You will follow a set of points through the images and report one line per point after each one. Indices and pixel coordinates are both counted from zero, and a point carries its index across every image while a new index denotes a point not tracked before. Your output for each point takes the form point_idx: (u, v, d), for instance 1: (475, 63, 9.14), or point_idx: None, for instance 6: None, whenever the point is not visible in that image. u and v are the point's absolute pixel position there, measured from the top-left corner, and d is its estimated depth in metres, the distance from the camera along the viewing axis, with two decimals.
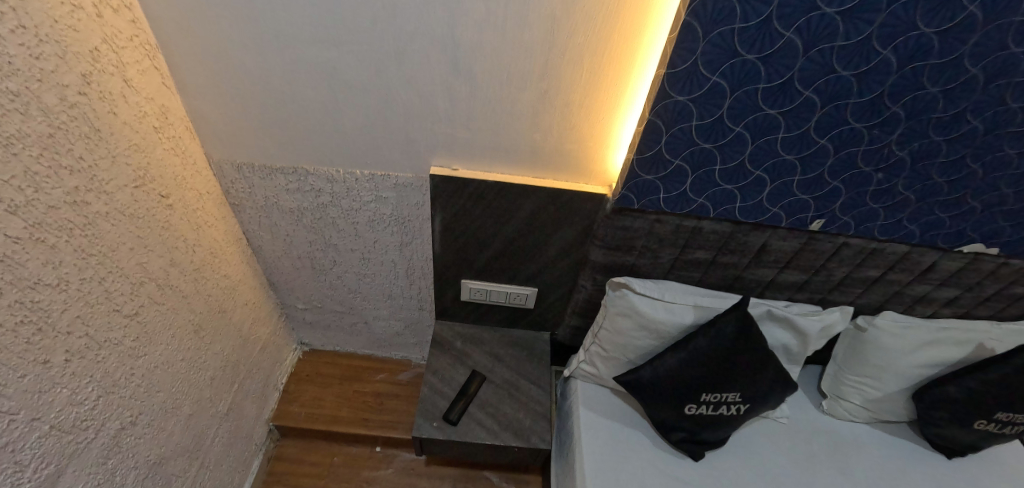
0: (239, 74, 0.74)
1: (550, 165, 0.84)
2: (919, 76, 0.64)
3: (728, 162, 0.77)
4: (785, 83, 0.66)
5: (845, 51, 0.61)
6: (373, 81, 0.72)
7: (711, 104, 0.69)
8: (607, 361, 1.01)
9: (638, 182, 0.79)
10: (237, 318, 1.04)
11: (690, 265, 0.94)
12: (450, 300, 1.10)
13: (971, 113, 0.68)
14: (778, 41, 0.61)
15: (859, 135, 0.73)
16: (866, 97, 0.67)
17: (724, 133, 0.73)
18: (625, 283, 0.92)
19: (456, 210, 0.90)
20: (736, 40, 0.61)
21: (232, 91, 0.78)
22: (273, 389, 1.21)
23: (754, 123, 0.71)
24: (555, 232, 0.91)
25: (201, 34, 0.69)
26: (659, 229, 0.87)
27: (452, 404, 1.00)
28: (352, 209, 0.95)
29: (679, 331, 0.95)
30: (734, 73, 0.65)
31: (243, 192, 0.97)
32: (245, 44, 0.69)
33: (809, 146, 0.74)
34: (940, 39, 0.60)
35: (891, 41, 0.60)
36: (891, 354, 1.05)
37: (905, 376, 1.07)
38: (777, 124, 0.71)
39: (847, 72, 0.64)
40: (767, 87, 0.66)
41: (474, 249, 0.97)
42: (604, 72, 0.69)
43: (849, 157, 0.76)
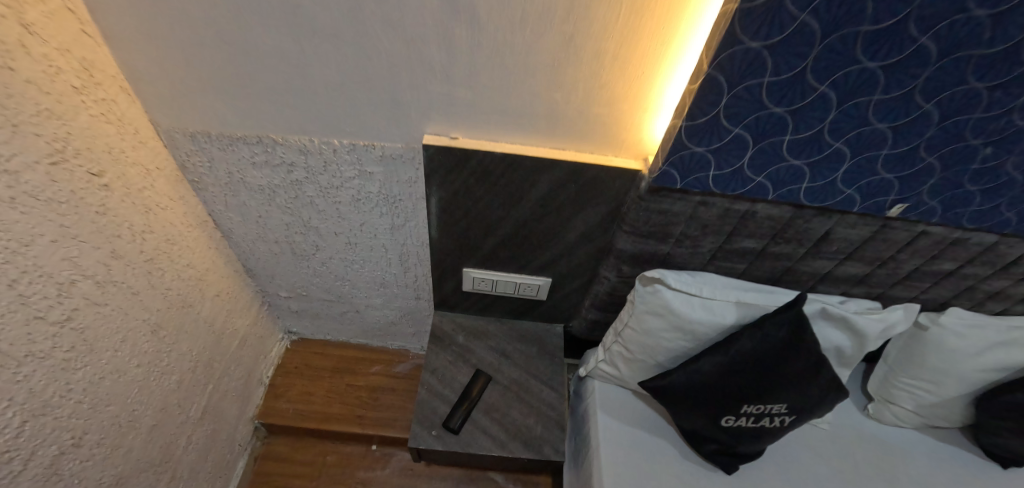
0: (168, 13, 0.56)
1: (573, 132, 0.67)
2: None
3: (801, 132, 0.60)
4: (896, 25, 0.47)
5: None
6: (345, 23, 0.55)
7: (793, 53, 0.51)
8: (631, 364, 0.86)
9: (684, 155, 0.62)
10: (206, 312, 0.91)
11: (735, 255, 0.79)
12: (450, 290, 0.95)
13: None
14: None
15: (978, 99, 0.55)
16: (996, 48, 0.49)
17: (803, 93, 0.55)
18: (659, 277, 0.77)
19: (454, 190, 0.74)
20: None
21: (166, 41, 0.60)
22: (252, 383, 1.10)
23: (846, 81, 0.54)
24: (574, 216, 0.75)
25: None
26: (703, 213, 0.71)
27: (453, 410, 0.88)
28: (331, 187, 0.79)
29: (719, 333, 0.80)
30: (833, 9, 0.47)
31: (200, 166, 0.81)
32: None
33: (910, 112, 0.57)
34: None
35: None
36: (957, 358, 0.92)
37: (969, 381, 0.94)
38: (874, 82, 0.54)
39: (982, 12, 0.46)
40: (875, 29, 0.48)
41: (476, 235, 0.81)
42: (652, 8, 0.50)
43: (956, 127, 0.59)
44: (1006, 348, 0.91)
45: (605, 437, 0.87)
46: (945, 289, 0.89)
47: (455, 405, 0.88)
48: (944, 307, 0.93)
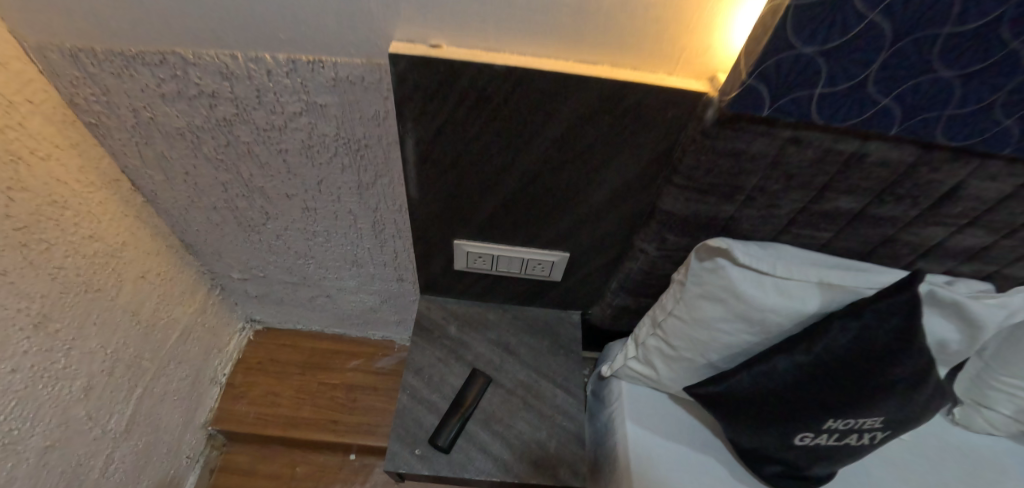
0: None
1: (617, 29, 0.43)
2: None
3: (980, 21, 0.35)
4: None
5: None
6: None
7: None
8: (673, 364, 0.66)
9: (781, 62, 0.39)
10: (125, 299, 0.71)
11: (823, 219, 0.58)
12: (438, 269, 0.74)
13: None
14: None
15: None
16: None
17: None
18: (722, 249, 0.54)
19: (438, 126, 0.51)
20: None
21: None
22: (200, 382, 0.91)
23: None
24: (608, 163, 0.54)
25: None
26: (792, 156, 0.49)
27: (442, 422, 0.67)
28: (271, 128, 0.58)
29: (795, 324, 0.60)
30: None
31: (90, 101, 0.57)
32: None
33: None
34: None
35: None
36: None
37: None
38: None
39: None
40: None
41: (469, 195, 0.60)
42: None
43: None
44: None
45: (636, 457, 0.67)
46: None
47: (444, 416, 0.68)
48: None
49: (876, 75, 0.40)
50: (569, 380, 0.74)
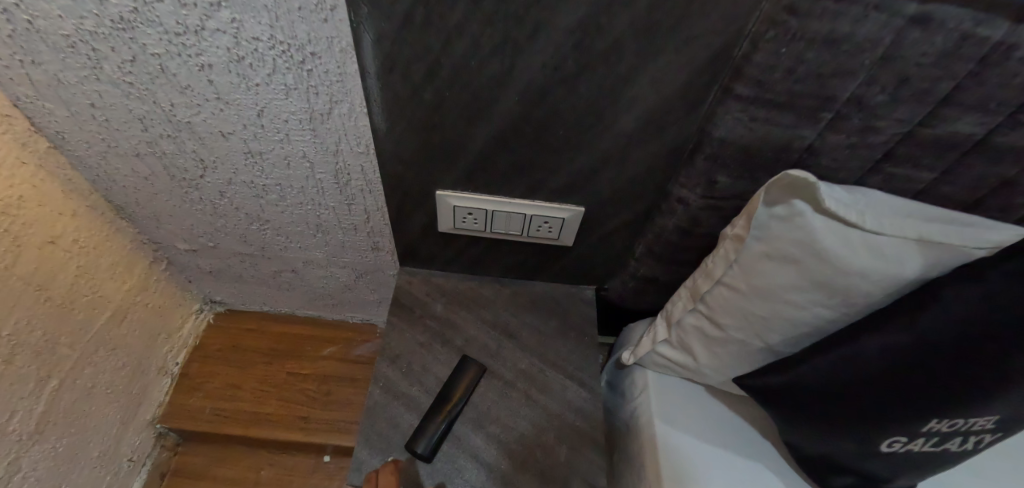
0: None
1: None
2: None
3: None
4: None
5: None
6: None
7: None
8: (717, 348, 0.52)
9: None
10: (29, 269, 0.57)
11: (934, 152, 0.42)
12: (419, 232, 0.60)
13: None
14: None
15: None
16: None
17: None
18: (799, 188, 0.39)
19: (405, 10, 0.35)
20: None
21: None
22: (143, 372, 0.77)
23: None
24: (642, 67, 0.38)
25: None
26: (920, 49, 0.33)
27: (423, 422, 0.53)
28: (184, 30, 0.42)
29: (888, 295, 0.45)
30: None
31: None
32: None
33: None
34: None
35: None
36: None
37: None
38: None
39: None
40: None
41: (452, 123, 0.44)
42: None
43: None
44: None
45: (667, 466, 0.51)
46: None
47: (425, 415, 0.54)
48: None
49: None
50: (582, 370, 0.60)
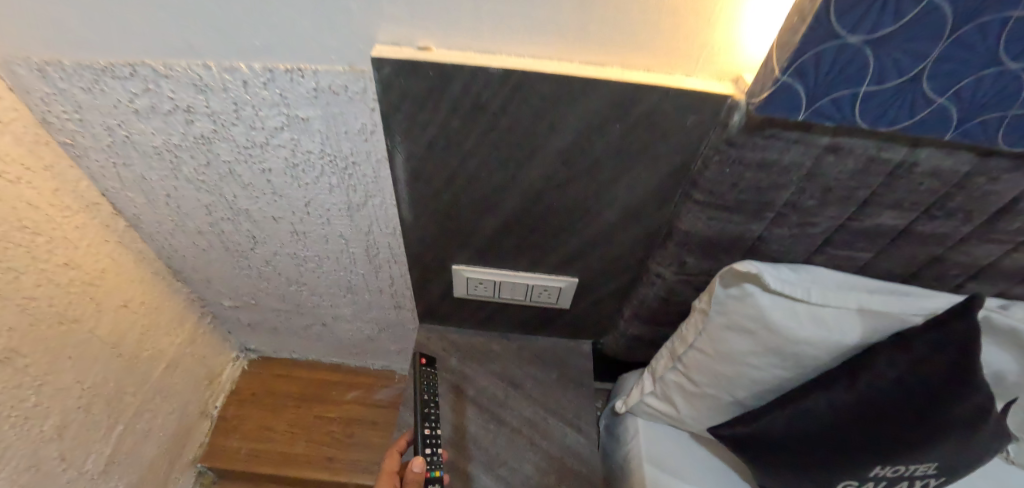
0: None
1: (618, 26, 0.39)
2: None
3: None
4: None
5: None
6: None
7: None
8: (696, 400, 0.59)
9: (921, 5, 0.31)
10: (103, 329, 0.67)
11: (864, 237, 0.52)
12: (436, 298, 0.69)
13: None
14: None
15: None
16: None
17: None
18: (750, 275, 0.48)
19: (430, 138, 0.46)
20: None
21: None
22: (189, 416, 0.86)
23: None
24: (620, 179, 0.48)
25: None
26: (830, 166, 0.43)
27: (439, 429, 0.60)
28: (252, 145, 0.53)
29: (835, 356, 0.53)
30: None
31: (63, 119, 0.54)
32: None
33: None
34: None
35: None
36: None
37: None
38: None
39: None
40: None
41: (465, 216, 0.54)
42: None
43: None
44: None
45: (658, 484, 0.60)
46: None
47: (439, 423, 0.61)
48: None
49: (935, 70, 0.35)
50: (580, 417, 0.67)
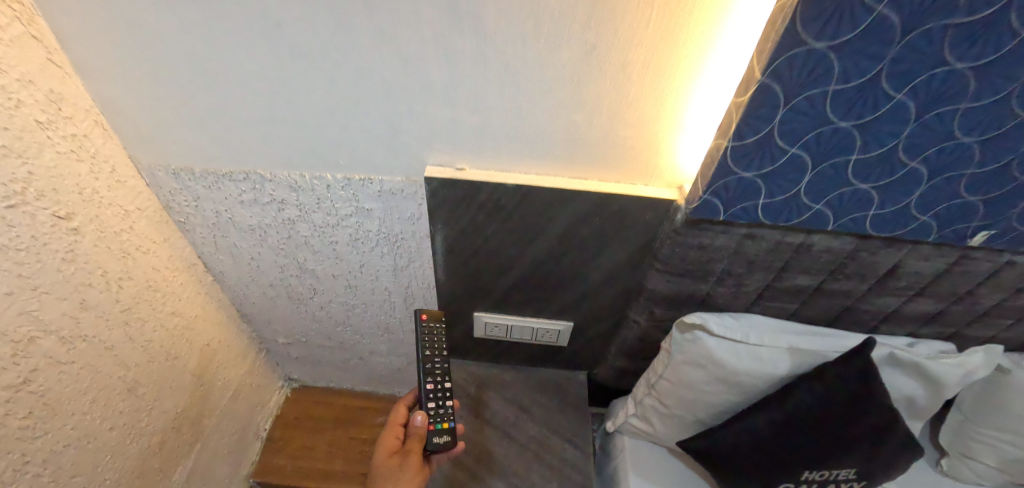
0: (138, 33, 0.51)
1: (593, 155, 0.59)
2: None
3: (983, 98, 0.47)
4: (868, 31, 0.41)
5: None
6: (366, 39, 0.49)
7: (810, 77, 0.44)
8: (668, 420, 0.76)
9: (787, 154, 0.51)
10: (193, 364, 0.83)
11: (787, 293, 0.69)
12: (460, 337, 0.87)
13: None
14: (862, 20, 0.40)
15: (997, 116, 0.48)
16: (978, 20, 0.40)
17: (818, 123, 0.48)
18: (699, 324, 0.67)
19: (462, 225, 0.66)
20: (800, 13, 0.40)
21: (146, 67, 0.55)
22: (247, 437, 1.01)
23: (847, 100, 0.46)
24: (601, 253, 0.67)
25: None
26: (749, 247, 0.61)
27: (445, 381, 0.73)
28: (327, 226, 0.72)
29: (769, 384, 0.70)
30: (796, 68, 0.44)
31: (184, 207, 0.74)
32: None
33: (900, 129, 0.49)
34: None
35: None
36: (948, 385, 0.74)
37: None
38: (876, 98, 0.46)
39: (917, 31, 0.41)
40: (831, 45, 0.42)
41: (486, 275, 0.74)
42: (667, 22, 0.45)
43: (959, 149, 0.51)
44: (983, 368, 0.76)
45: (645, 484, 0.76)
46: None
47: (446, 373, 0.73)
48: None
49: (808, 188, 0.54)
50: (577, 435, 0.83)
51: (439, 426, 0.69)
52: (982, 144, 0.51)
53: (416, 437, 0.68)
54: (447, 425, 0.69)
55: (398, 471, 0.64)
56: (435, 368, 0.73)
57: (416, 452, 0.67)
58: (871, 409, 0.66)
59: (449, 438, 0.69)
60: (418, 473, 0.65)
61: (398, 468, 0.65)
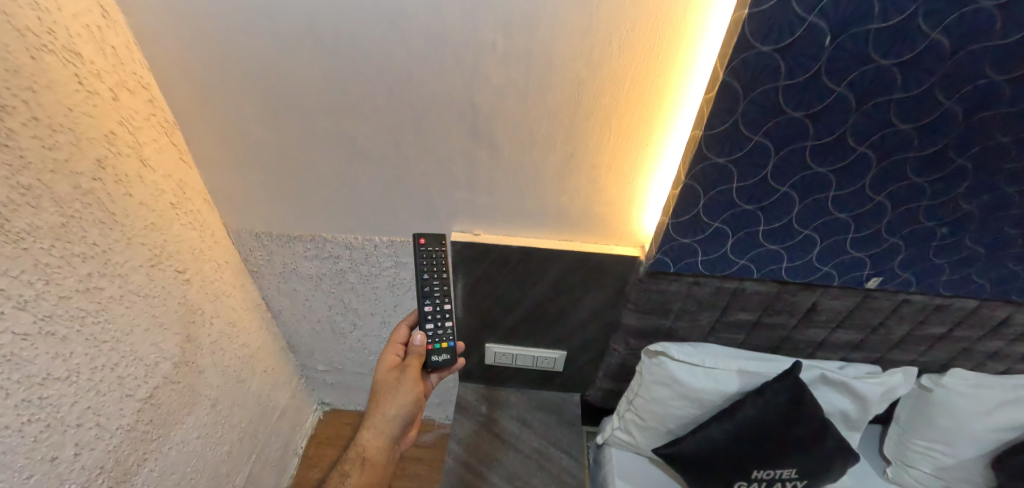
0: (264, 147, 0.78)
1: (576, 224, 0.84)
2: (886, 113, 0.60)
3: (845, 188, 0.68)
4: (751, 151, 0.63)
5: (790, 125, 0.61)
6: (415, 151, 0.75)
7: (718, 179, 0.66)
8: (645, 431, 0.94)
9: (713, 226, 0.73)
10: (255, 386, 1.01)
11: (733, 326, 0.88)
12: (474, 363, 1.08)
13: (955, 150, 0.64)
14: (746, 144, 0.62)
15: (858, 197, 0.69)
16: (827, 139, 0.62)
17: (731, 206, 0.70)
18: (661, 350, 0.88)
19: (478, 273, 0.90)
20: (703, 144, 0.62)
21: (254, 165, 0.80)
22: (288, 452, 1.18)
23: (748, 191, 0.68)
24: (585, 294, 0.90)
25: (196, 76, 0.69)
26: (696, 291, 0.83)
27: (443, 305, 0.79)
28: (371, 274, 0.96)
29: (723, 400, 0.89)
30: (707, 174, 0.66)
31: (259, 262, 0.96)
32: (291, 113, 0.72)
33: (790, 209, 0.70)
34: (815, 121, 0.61)
35: (811, 106, 0.59)
36: (873, 401, 0.91)
37: (949, 428, 0.97)
38: (770, 189, 0.68)
39: (785, 150, 0.63)
40: (728, 160, 0.64)
41: (496, 312, 0.97)
42: (618, 144, 0.71)
43: (836, 221, 0.72)
44: (900, 386, 0.93)
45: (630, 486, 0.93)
46: (945, 350, 0.94)
47: (444, 296, 0.79)
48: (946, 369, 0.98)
49: (734, 247, 0.76)
50: (571, 446, 1.01)
51: (438, 346, 0.77)
52: (853, 217, 0.72)
53: (415, 355, 0.78)
54: (445, 345, 0.78)
55: (397, 383, 0.76)
56: (433, 290, 0.78)
57: (414, 367, 0.77)
58: (797, 419, 0.85)
59: (447, 355, 0.78)
60: (416, 384, 0.77)
61: (397, 379, 0.77)
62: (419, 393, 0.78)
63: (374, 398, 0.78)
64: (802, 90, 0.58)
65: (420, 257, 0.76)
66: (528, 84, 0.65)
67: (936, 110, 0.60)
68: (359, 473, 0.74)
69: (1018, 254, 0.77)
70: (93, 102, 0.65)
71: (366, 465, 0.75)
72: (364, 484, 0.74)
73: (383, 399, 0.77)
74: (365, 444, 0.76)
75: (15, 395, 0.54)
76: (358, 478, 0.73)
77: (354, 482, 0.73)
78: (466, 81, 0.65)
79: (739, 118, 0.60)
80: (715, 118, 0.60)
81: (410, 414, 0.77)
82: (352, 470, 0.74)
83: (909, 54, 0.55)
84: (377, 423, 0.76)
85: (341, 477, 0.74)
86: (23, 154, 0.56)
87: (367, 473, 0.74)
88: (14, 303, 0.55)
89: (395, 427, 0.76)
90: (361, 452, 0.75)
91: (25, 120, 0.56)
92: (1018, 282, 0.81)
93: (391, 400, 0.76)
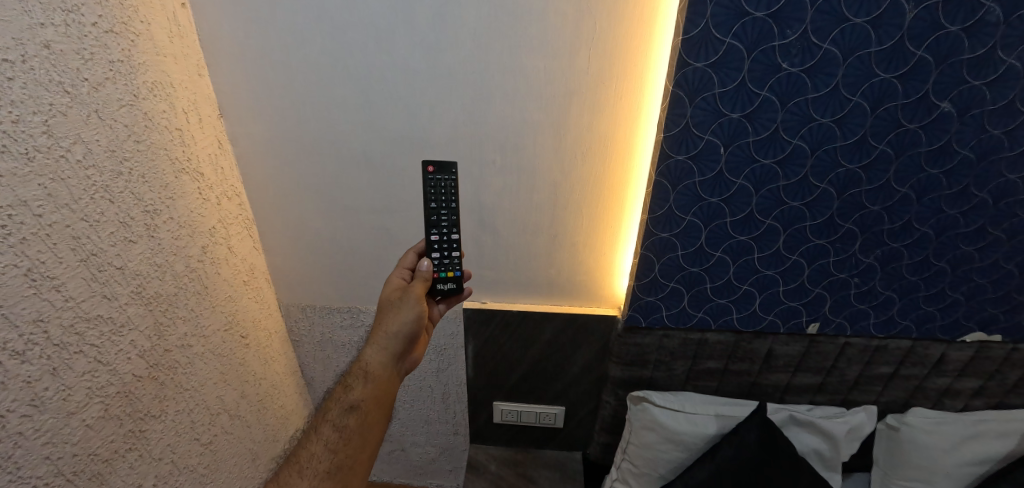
0: (321, 239, 1.04)
1: (565, 291, 1.03)
2: (778, 195, 0.83)
3: (764, 251, 0.90)
4: (685, 227, 0.87)
5: (709, 207, 0.85)
6: None
7: (666, 248, 0.89)
8: (638, 478, 1.06)
9: (670, 286, 0.94)
10: (286, 447, 1.13)
11: (705, 374, 1.05)
12: (483, 422, 1.21)
13: (840, 218, 0.86)
14: (681, 222, 0.86)
15: (779, 257, 0.90)
16: (739, 216, 0.86)
17: (680, 269, 0.92)
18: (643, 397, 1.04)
19: (485, 336, 1.07)
20: (650, 224, 0.86)
21: (312, 252, 1.06)
22: None
23: (691, 257, 0.90)
24: (576, 351, 1.07)
25: (280, 189, 0.97)
26: (667, 342, 1.01)
27: (449, 234, 0.78)
28: None
29: (705, 442, 1.01)
30: (657, 246, 0.89)
31: (304, 333, 1.17)
32: (345, 210, 0.99)
33: (727, 269, 0.92)
34: (728, 204, 0.84)
35: (720, 193, 0.83)
36: (839, 440, 1.02)
37: (923, 466, 1.05)
38: (707, 255, 0.90)
39: (711, 226, 0.87)
40: (669, 235, 0.87)
41: (502, 372, 1.12)
42: (592, 224, 0.94)
43: (766, 278, 0.93)
44: (863, 424, 1.04)
45: None
46: (900, 390, 1.07)
47: (451, 226, 0.78)
48: (908, 409, 1.09)
49: (690, 302, 0.96)
50: None
51: (444, 274, 0.79)
52: (778, 275, 0.92)
53: (421, 279, 0.78)
54: (451, 273, 0.80)
55: (402, 300, 0.76)
56: (441, 220, 0.78)
57: (419, 288, 0.77)
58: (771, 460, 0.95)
59: (452, 284, 0.80)
60: (420, 302, 0.77)
61: (402, 297, 0.77)
62: (424, 311, 0.77)
63: (378, 314, 0.78)
64: (709, 184, 0.82)
65: (428, 184, 0.77)
66: (519, 186, 0.90)
67: (816, 189, 0.83)
68: (363, 387, 0.74)
69: (926, 295, 0.95)
70: (204, 206, 0.86)
71: (369, 379, 0.75)
72: (367, 397, 0.74)
73: (386, 316, 0.77)
74: (368, 359, 0.76)
75: (126, 424, 0.69)
76: (361, 391, 0.74)
77: (358, 395, 0.74)
78: (475, 186, 0.91)
79: (671, 206, 0.84)
80: (655, 205, 0.84)
81: (414, 330, 0.77)
82: (355, 384, 0.74)
83: (781, 153, 0.79)
84: (381, 338, 0.76)
85: (344, 390, 0.75)
86: (161, 241, 0.76)
87: (369, 387, 0.74)
88: (136, 352, 0.71)
89: (397, 343, 0.76)
90: (364, 367, 0.75)
91: (166, 219, 0.77)
92: (938, 321, 0.98)
93: (394, 316, 0.76)
